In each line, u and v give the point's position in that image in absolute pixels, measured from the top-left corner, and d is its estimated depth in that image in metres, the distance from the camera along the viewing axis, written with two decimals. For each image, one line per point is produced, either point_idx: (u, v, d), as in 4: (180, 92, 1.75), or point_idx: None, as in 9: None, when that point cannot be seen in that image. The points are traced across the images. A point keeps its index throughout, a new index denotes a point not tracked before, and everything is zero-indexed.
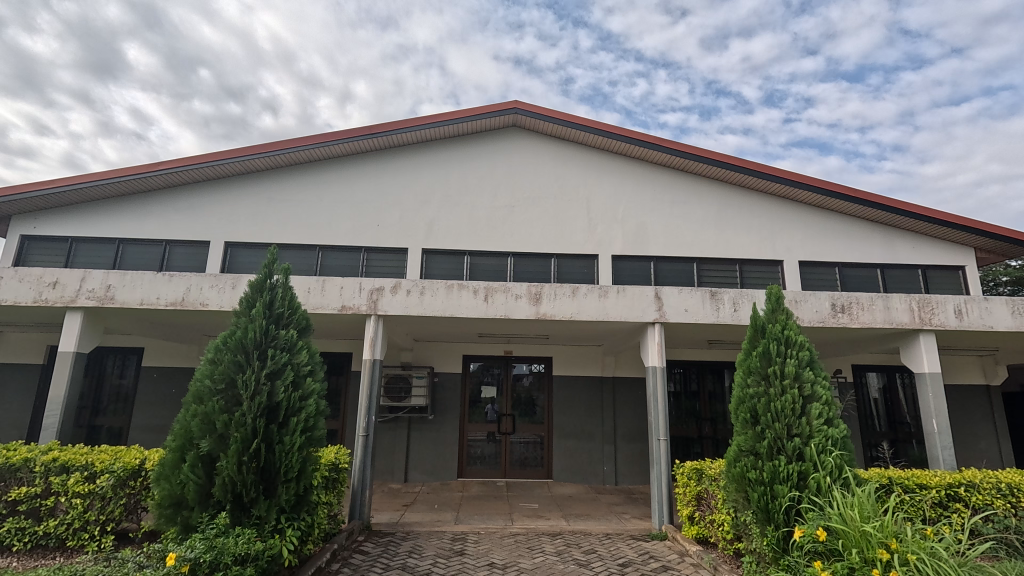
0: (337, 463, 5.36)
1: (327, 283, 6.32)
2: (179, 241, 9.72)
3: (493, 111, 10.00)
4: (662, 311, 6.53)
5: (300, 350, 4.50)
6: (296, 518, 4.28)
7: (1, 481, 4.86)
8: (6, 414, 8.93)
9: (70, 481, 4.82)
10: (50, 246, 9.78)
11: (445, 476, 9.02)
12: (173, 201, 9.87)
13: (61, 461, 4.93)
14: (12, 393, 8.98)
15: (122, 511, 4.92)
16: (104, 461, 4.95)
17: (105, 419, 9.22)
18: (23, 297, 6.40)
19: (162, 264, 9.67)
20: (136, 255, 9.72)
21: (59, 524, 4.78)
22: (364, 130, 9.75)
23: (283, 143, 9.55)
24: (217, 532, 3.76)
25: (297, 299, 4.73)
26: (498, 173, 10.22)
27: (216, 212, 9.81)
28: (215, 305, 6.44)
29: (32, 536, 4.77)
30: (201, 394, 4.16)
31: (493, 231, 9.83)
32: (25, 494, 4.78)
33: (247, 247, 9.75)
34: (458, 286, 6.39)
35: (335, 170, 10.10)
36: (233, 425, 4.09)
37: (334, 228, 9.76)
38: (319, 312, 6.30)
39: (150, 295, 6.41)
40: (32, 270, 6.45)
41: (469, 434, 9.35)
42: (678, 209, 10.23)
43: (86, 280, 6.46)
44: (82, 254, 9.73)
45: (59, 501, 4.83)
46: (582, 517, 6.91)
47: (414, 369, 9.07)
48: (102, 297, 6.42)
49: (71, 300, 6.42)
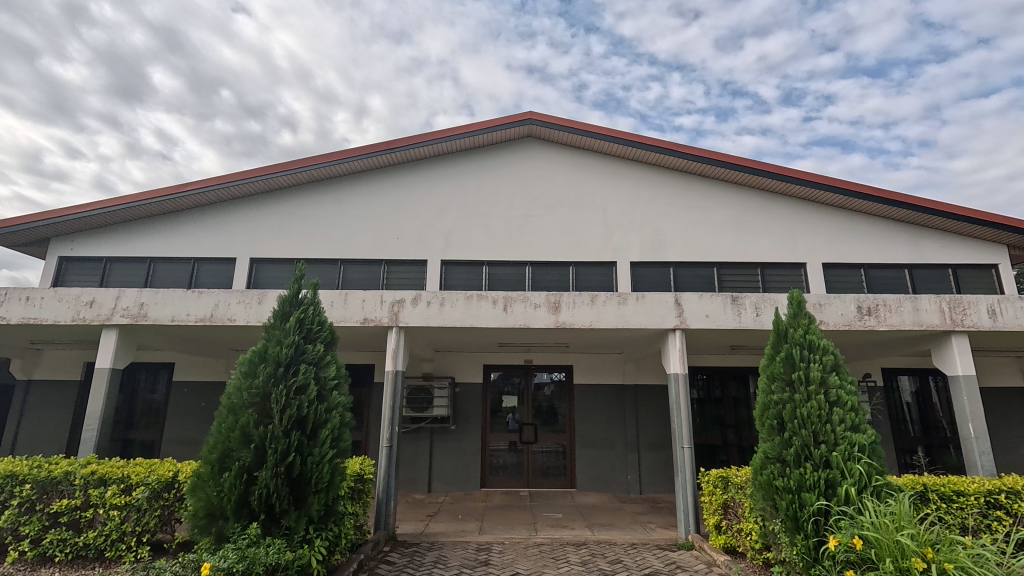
0: (364, 473, 5.45)
1: (350, 296, 6.45)
2: (207, 259, 10.03)
3: (509, 122, 10.11)
4: (682, 317, 6.48)
5: (327, 364, 4.61)
6: (324, 528, 4.37)
7: (43, 493, 5.06)
8: (46, 429, 9.28)
9: (108, 493, 5.00)
10: (86, 266, 10.18)
11: (468, 486, 9.04)
12: (201, 220, 10.20)
13: (99, 474, 5.11)
14: (51, 409, 9.34)
15: (157, 522, 5.06)
16: (139, 474, 5.12)
17: (139, 433, 9.50)
18: (62, 316, 6.67)
19: (190, 281, 9.98)
20: (166, 273, 10.05)
21: (98, 535, 4.97)
22: (382, 145, 9.93)
23: (303, 160, 9.79)
24: (250, 542, 3.85)
25: (324, 313, 4.84)
26: (515, 183, 10.31)
27: (241, 229, 10.10)
28: (242, 320, 6.62)
29: (73, 547, 4.96)
30: (236, 407, 4.27)
31: (510, 241, 9.90)
32: (66, 506, 4.99)
33: (272, 263, 10.00)
34: (477, 296, 6.46)
35: (355, 185, 10.31)
36: (266, 438, 4.19)
37: (354, 241, 9.96)
38: (342, 325, 6.43)
39: (180, 311, 6.63)
40: (70, 290, 6.73)
41: (491, 443, 9.37)
42: (696, 214, 10.16)
43: (121, 298, 6.72)
44: (115, 273, 10.10)
45: (98, 513, 5.01)
46: (606, 527, 6.86)
47: (436, 380, 9.16)
48: (136, 314, 6.66)
49: (107, 318, 6.67)
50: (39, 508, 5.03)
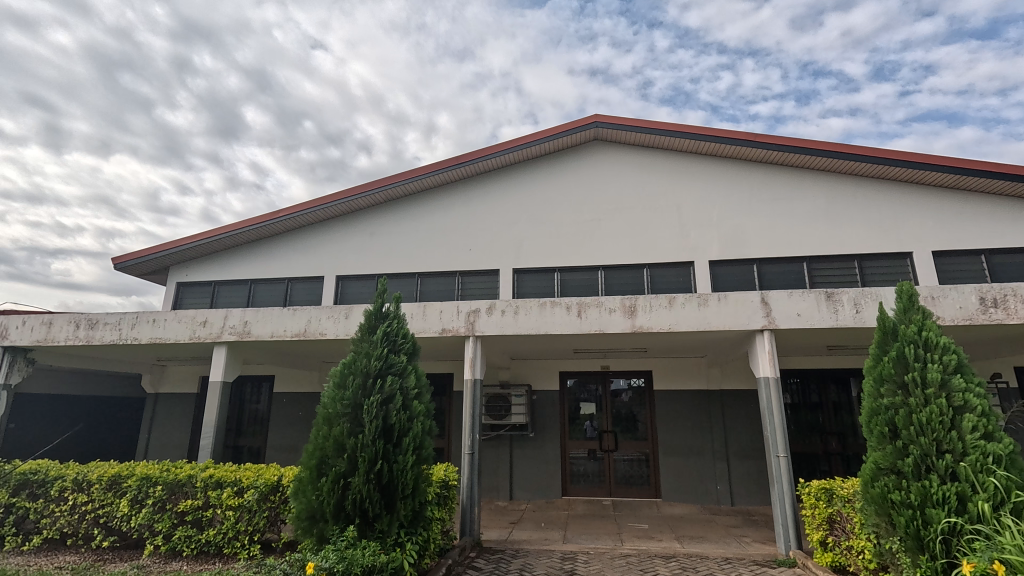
0: (448, 480, 5.60)
1: (428, 308, 6.69)
2: (299, 278, 10.84)
3: (575, 128, 10.06)
4: (770, 317, 6.09)
5: (409, 374, 4.81)
6: (414, 533, 4.54)
7: (171, 494, 5.71)
8: (171, 436, 10.42)
9: (224, 495, 5.52)
10: (198, 290, 11.36)
11: (550, 494, 9.00)
12: (292, 242, 11.05)
13: (216, 477, 5.67)
14: (175, 418, 10.48)
15: (265, 523, 5.50)
16: (249, 477, 5.61)
17: (247, 440, 10.40)
18: (182, 335, 7.46)
19: (285, 299, 10.82)
20: (265, 293, 10.98)
21: (217, 532, 5.50)
22: (452, 160, 10.25)
23: (381, 180, 10.34)
24: (347, 544, 4.08)
25: (406, 325, 5.06)
26: (583, 188, 10.24)
27: (328, 249, 10.83)
28: (331, 334, 7.07)
29: (197, 543, 5.53)
30: (330, 416, 4.56)
31: (581, 246, 9.82)
32: (190, 505, 5.58)
33: (356, 279, 10.62)
34: (551, 304, 6.46)
35: (429, 201, 10.72)
36: (357, 445, 4.43)
37: (429, 255, 10.34)
38: (422, 335, 6.67)
39: (278, 327, 7.21)
40: (187, 311, 7.53)
41: (570, 451, 9.28)
42: (779, 206, 9.52)
43: (228, 317, 7.42)
44: (223, 295, 11.18)
45: (216, 512, 5.55)
46: (697, 540, 6.54)
47: (513, 387, 9.25)
48: (241, 331, 7.33)
49: (217, 335, 7.39)
50: (169, 507, 5.67)
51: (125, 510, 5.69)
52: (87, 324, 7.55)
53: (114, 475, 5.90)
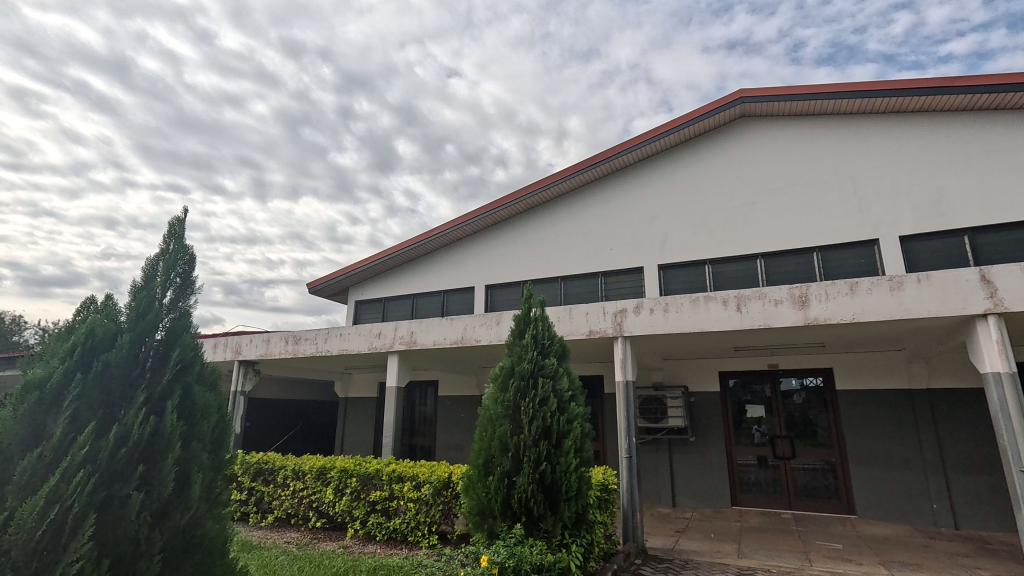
0: (608, 484, 5.53)
1: (574, 311, 6.72)
2: (453, 290, 11.74)
3: (717, 108, 9.31)
4: (996, 298, 4.91)
5: (562, 377, 4.87)
6: (578, 535, 4.57)
7: (364, 485, 6.61)
8: (360, 435, 11.99)
9: (405, 488, 6.22)
10: (372, 306, 12.94)
11: (718, 503, 8.37)
12: (446, 257, 12.01)
13: (397, 472, 6.41)
14: (362, 419, 12.05)
15: (440, 515, 6.02)
16: (424, 473, 6.24)
17: (419, 439, 11.51)
18: (363, 346, 8.55)
19: (443, 310, 11.78)
20: (425, 306, 12.09)
21: (402, 521, 6.19)
22: (587, 161, 10.20)
23: (520, 190, 10.73)
24: (515, 541, 4.26)
25: (555, 329, 5.14)
26: (732, 171, 9.41)
27: (477, 261, 11.55)
28: (485, 340, 7.51)
29: (386, 529, 6.29)
30: (493, 418, 4.82)
31: (734, 234, 9.04)
32: (379, 496, 6.39)
33: (503, 287, 11.14)
34: (704, 298, 6.04)
35: (567, 204, 10.83)
36: (519, 446, 4.61)
37: (571, 258, 10.42)
38: (571, 338, 6.72)
39: (439, 336, 7.88)
40: (366, 325, 8.61)
41: (738, 457, 8.53)
42: (999, 161, 7.65)
43: (398, 329, 8.31)
44: (391, 309, 12.58)
45: (400, 503, 6.27)
46: (910, 567, 5.52)
47: (667, 389, 8.82)
48: (409, 341, 8.15)
49: (390, 345, 8.31)
50: (363, 497, 6.57)
51: (331, 497, 6.74)
52: (293, 340, 9.08)
53: (321, 467, 7.02)
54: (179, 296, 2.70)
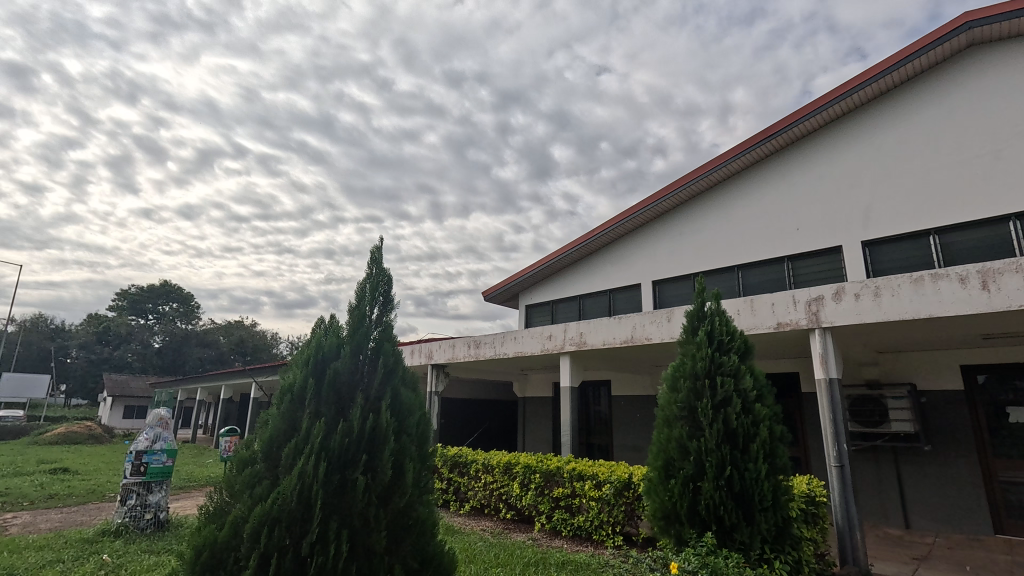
0: (815, 496, 4.87)
1: (756, 302, 6.09)
2: (619, 289, 11.60)
3: (932, 42, 7.53)
4: None
5: (745, 375, 4.42)
6: (781, 551, 4.11)
7: (547, 481, 6.94)
8: (539, 433, 12.53)
9: (586, 486, 6.39)
10: (541, 310, 13.44)
11: (973, 529, 6.73)
12: (610, 256, 11.94)
13: (578, 470, 6.61)
14: (540, 418, 12.58)
15: (623, 516, 6.05)
16: (604, 472, 6.34)
17: (596, 438, 11.56)
18: (536, 348, 8.93)
19: (610, 310, 11.70)
20: (592, 306, 12.14)
21: (586, 519, 6.34)
22: (759, 136, 9.19)
23: (683, 178, 10.16)
24: (708, 550, 3.98)
25: (732, 323, 4.71)
26: (961, 116, 7.50)
27: (642, 257, 11.25)
28: (657, 338, 7.27)
29: (571, 526, 6.49)
30: (669, 419, 4.59)
31: (970, 194, 7.23)
32: (563, 492, 6.66)
33: (672, 282, 10.64)
34: (931, 277, 4.95)
35: (740, 185, 9.90)
36: (701, 449, 4.32)
37: (749, 244, 9.51)
38: (754, 333, 6.10)
39: (609, 336, 7.85)
40: (537, 328, 8.99)
41: (999, 472, 6.71)
42: None
43: (567, 330, 8.51)
44: (560, 312, 12.92)
45: (582, 501, 6.44)
46: None
47: (887, 388, 7.44)
48: (579, 342, 8.28)
49: (561, 347, 8.54)
50: (547, 493, 6.90)
51: (518, 491, 7.20)
52: (474, 344, 9.93)
53: (507, 462, 7.56)
54: (383, 312, 3.16)
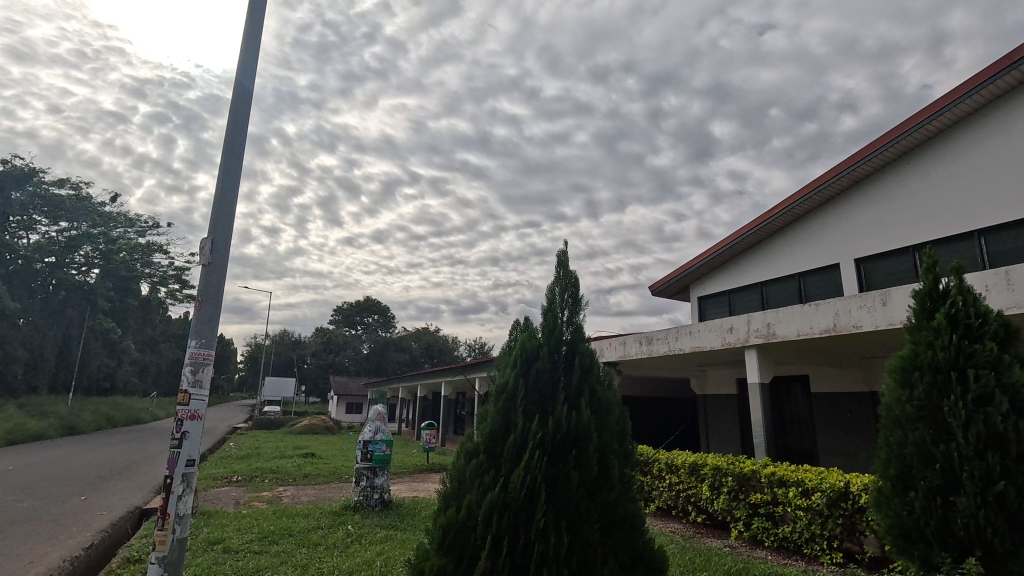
0: None
1: (1014, 274, 5.04)
2: (811, 271, 10.23)
3: None
4: None
5: (1011, 366, 3.52)
6: None
7: (742, 485, 6.43)
8: (725, 434, 11.65)
9: (791, 494, 5.76)
10: (717, 301, 12.50)
11: None
12: (796, 235, 10.63)
13: (779, 476, 5.99)
14: (724, 417, 11.70)
15: (842, 530, 5.31)
16: (813, 479, 5.65)
17: (794, 440, 10.30)
18: (715, 343, 8.34)
19: (801, 296, 10.36)
20: (778, 294, 10.89)
21: (793, 531, 5.72)
22: (1000, 64, 7.43)
23: (890, 133, 8.68)
24: None
25: (985, 302, 3.81)
26: None
27: (838, 232, 9.80)
28: (869, 326, 6.28)
29: (776, 536, 5.91)
30: (902, 419, 3.80)
31: None
32: (762, 499, 6.09)
33: (883, 258, 9.01)
34: None
35: (973, 132, 8.07)
36: (954, 457, 3.51)
37: (990, 201, 7.63)
38: (1014, 312, 5.05)
39: (804, 325, 6.97)
40: (715, 321, 8.38)
41: None
42: None
43: (752, 321, 7.78)
44: (738, 302, 11.85)
45: (787, 510, 5.82)
46: None
47: None
48: (766, 334, 7.51)
49: (745, 340, 7.83)
50: (742, 497, 6.38)
51: (708, 494, 6.79)
52: (646, 341, 9.67)
53: (693, 462, 7.19)
54: (573, 313, 3.30)
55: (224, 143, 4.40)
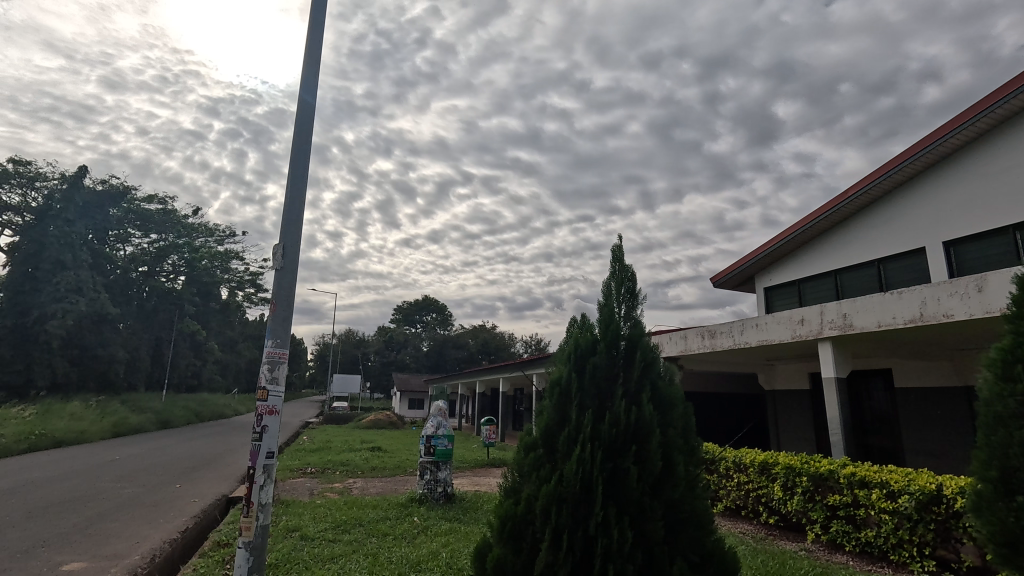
0: None
1: None
2: (892, 257, 9.47)
3: None
4: None
5: None
6: None
7: (818, 486, 6.08)
8: (798, 431, 11.03)
9: (874, 496, 5.39)
10: (785, 292, 11.84)
11: None
12: (873, 219, 9.89)
13: (859, 476, 5.61)
14: (796, 414, 11.09)
15: (934, 537, 4.91)
16: (899, 481, 5.25)
17: (876, 439, 9.60)
18: (785, 336, 7.90)
19: (881, 284, 9.60)
20: (855, 282, 10.17)
21: (877, 535, 5.34)
22: None
23: (984, 101, 7.92)
24: None
25: None
26: None
27: (922, 213, 9.02)
28: (962, 315, 5.75)
29: (857, 541, 5.54)
30: (1004, 416, 3.37)
31: None
32: (840, 501, 5.73)
33: (977, 240, 8.18)
34: None
35: None
36: None
37: None
38: None
39: (885, 316, 6.47)
40: (785, 313, 7.94)
41: None
42: None
43: (825, 313, 7.31)
44: (810, 292, 11.17)
45: (869, 513, 5.44)
46: None
47: None
48: (842, 325, 7.04)
49: (819, 332, 7.38)
50: (819, 499, 6.03)
51: (780, 494, 6.47)
52: (709, 335, 9.32)
53: (763, 461, 6.88)
54: (630, 307, 3.24)
55: (291, 154, 4.66)
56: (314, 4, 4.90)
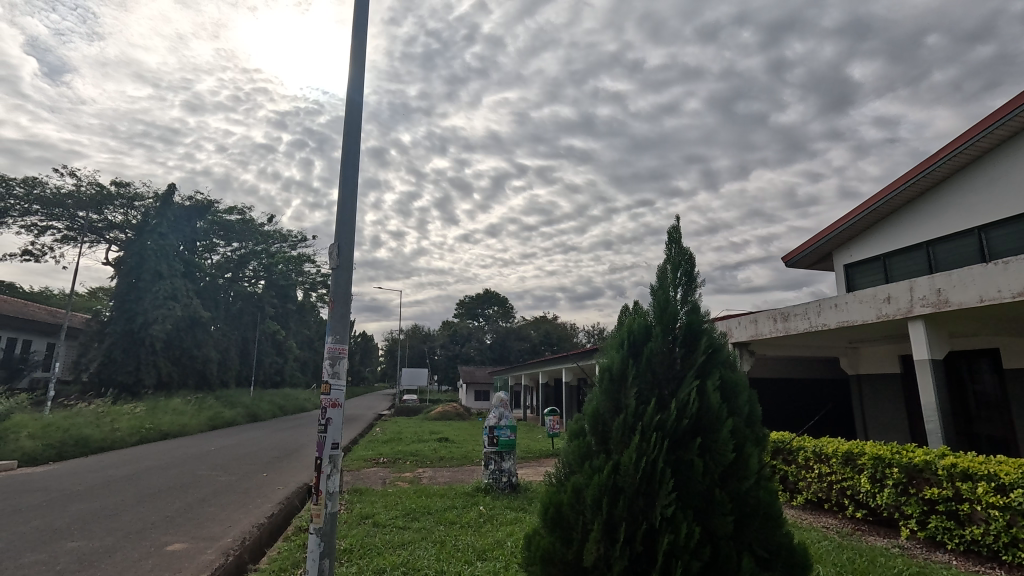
0: None
1: None
2: (995, 224, 8.40)
3: None
4: None
5: None
6: None
7: (913, 478, 5.53)
8: (889, 418, 10.13)
9: (980, 490, 4.83)
10: (869, 269, 10.86)
11: None
12: (971, 182, 8.86)
13: (962, 468, 5.05)
14: (887, 400, 10.18)
15: None
16: (1011, 473, 4.67)
17: (983, 427, 8.62)
18: (869, 316, 7.26)
19: (984, 253, 8.44)
20: (950, 254, 9.10)
21: (985, 533, 4.79)
22: None
23: None
24: None
25: None
26: None
27: None
28: None
29: (961, 538, 5.00)
30: None
31: None
32: (939, 494, 5.18)
33: None
34: None
35: None
36: None
37: None
38: None
39: (988, 289, 5.76)
40: (867, 291, 7.28)
41: None
42: None
43: (915, 289, 6.62)
44: (897, 268, 10.17)
45: (975, 508, 4.89)
46: None
47: None
48: (936, 302, 6.33)
49: (908, 311, 6.69)
50: (913, 492, 5.49)
51: (867, 487, 5.97)
52: (782, 317, 8.73)
53: (847, 451, 6.36)
54: (688, 291, 3.06)
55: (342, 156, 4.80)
56: (359, 6, 5.01)
